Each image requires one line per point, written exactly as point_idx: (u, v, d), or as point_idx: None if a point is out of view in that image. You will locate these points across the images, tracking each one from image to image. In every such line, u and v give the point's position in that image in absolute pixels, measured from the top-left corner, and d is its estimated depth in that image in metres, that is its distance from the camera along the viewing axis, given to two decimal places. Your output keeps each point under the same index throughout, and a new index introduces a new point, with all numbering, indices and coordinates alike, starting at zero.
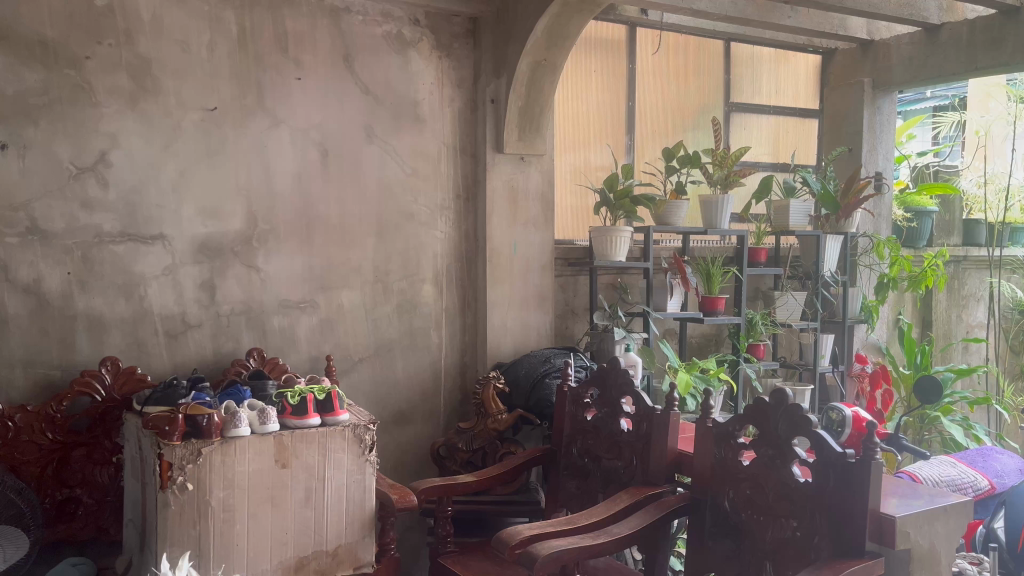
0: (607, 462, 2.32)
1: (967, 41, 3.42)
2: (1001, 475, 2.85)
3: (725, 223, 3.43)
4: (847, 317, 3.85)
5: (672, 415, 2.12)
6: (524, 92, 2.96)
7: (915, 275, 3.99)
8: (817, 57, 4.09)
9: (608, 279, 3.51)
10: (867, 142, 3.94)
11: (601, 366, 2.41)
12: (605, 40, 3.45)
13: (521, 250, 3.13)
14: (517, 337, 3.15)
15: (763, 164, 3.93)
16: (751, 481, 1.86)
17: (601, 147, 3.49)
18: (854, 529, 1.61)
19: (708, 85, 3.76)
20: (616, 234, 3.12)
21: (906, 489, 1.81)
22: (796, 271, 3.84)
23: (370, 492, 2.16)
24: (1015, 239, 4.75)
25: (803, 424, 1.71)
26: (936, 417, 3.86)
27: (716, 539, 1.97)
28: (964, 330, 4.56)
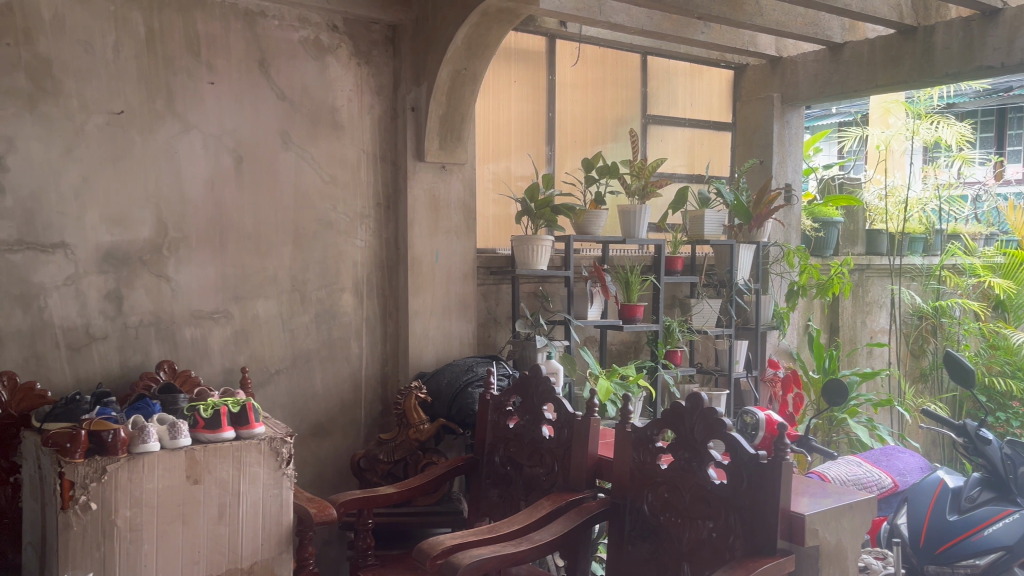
0: (528, 469, 2.33)
1: (868, 59, 3.58)
2: (902, 473, 2.96)
3: (643, 232, 3.50)
4: (760, 324, 3.99)
5: (593, 420, 2.15)
6: (444, 101, 2.96)
7: (823, 282, 4.22)
8: (729, 71, 4.23)
9: (530, 287, 3.53)
10: (777, 155, 4.09)
11: (523, 374, 2.42)
12: (525, 51, 3.49)
13: (443, 259, 3.12)
14: (439, 346, 3.13)
15: (679, 175, 4.03)
16: (669, 484, 1.90)
17: (522, 156, 3.51)
18: (766, 528, 1.66)
19: (625, 97, 3.84)
20: (538, 242, 3.14)
21: (816, 489, 1.87)
22: (712, 280, 3.95)
23: (288, 507, 2.09)
24: (914, 248, 5.03)
25: (718, 427, 1.76)
26: (843, 419, 4.03)
27: (635, 543, 1.99)
28: (869, 335, 4.77)
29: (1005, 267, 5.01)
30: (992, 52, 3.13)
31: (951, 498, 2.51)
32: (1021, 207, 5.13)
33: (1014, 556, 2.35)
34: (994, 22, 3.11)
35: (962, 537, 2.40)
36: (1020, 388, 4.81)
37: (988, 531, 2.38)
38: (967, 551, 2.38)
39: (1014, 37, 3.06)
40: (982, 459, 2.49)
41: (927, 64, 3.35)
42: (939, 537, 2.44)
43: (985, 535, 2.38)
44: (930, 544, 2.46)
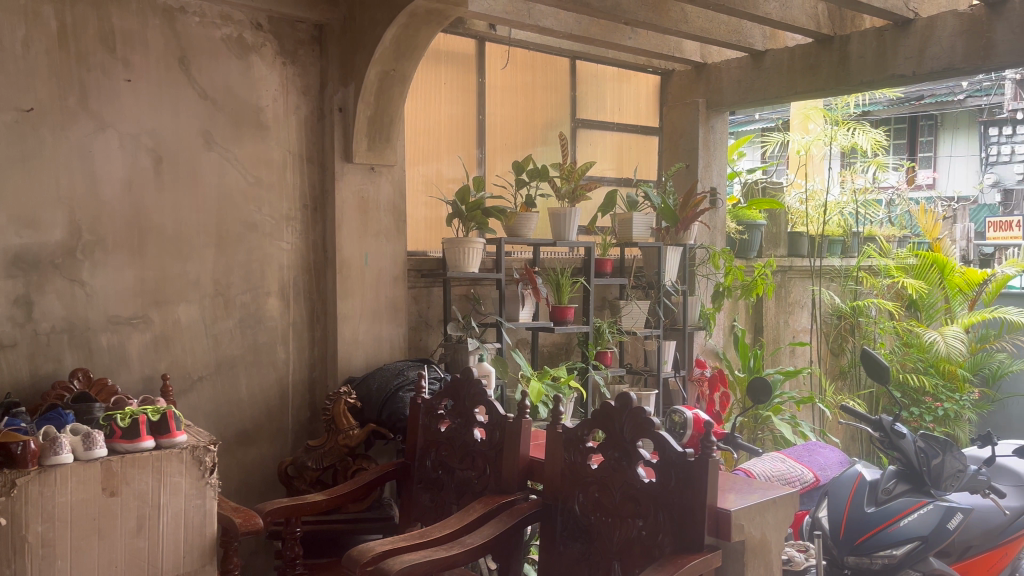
0: (460, 472, 2.31)
1: (787, 67, 3.69)
2: (824, 468, 3.07)
3: (573, 235, 3.52)
4: (687, 325, 4.06)
5: (524, 422, 2.14)
6: (373, 102, 2.93)
7: (747, 283, 4.33)
8: (656, 76, 4.30)
9: (461, 290, 3.52)
10: (702, 159, 4.17)
11: (454, 377, 2.40)
12: (454, 53, 3.48)
13: (372, 262, 3.08)
14: (369, 350, 3.09)
15: (607, 178, 4.09)
16: (599, 483, 1.91)
17: (453, 158, 3.49)
18: (693, 524, 1.68)
19: (555, 101, 3.86)
20: (469, 245, 3.13)
21: (743, 485, 1.91)
22: (640, 281, 3.99)
23: (211, 517, 2.01)
24: (832, 250, 5.21)
25: (647, 426, 1.78)
26: (767, 417, 4.14)
27: (567, 543, 2.00)
28: (791, 335, 4.91)
29: (917, 268, 5.24)
30: (904, 61, 3.27)
31: (869, 491, 2.59)
32: (931, 211, 5.37)
33: (927, 545, 2.48)
34: (906, 32, 3.25)
35: (880, 528, 2.50)
36: (931, 383, 5.05)
37: (903, 522, 2.49)
38: (886, 541, 2.48)
39: (924, 47, 3.20)
40: (897, 452, 2.57)
41: (844, 71, 3.47)
42: (858, 527, 2.53)
43: (901, 526, 2.49)
44: (850, 535, 2.54)
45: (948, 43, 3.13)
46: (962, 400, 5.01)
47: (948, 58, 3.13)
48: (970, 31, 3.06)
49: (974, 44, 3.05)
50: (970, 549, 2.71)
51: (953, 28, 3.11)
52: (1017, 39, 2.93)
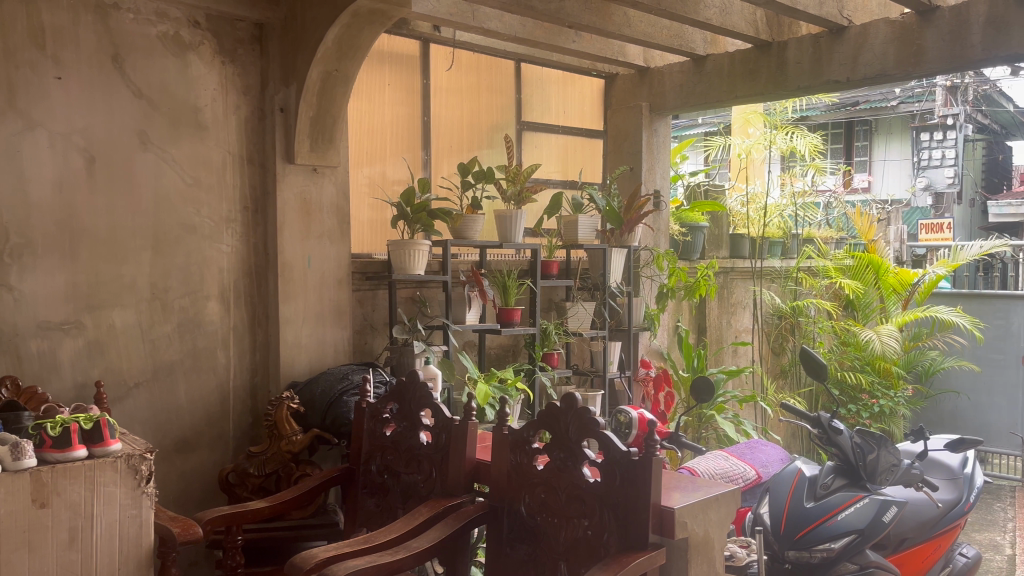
0: (406, 476, 2.29)
1: (728, 71, 3.76)
2: (765, 465, 3.13)
3: (519, 237, 3.53)
4: (632, 325, 4.10)
5: (470, 424, 2.14)
6: (315, 102, 2.90)
7: (690, 284, 4.39)
8: (600, 80, 4.34)
9: (407, 292, 3.49)
10: (646, 162, 4.22)
11: (399, 380, 2.38)
12: (399, 54, 3.45)
13: (316, 264, 3.04)
14: (312, 354, 3.04)
15: (553, 181, 4.12)
16: (545, 484, 1.91)
17: (397, 160, 3.46)
18: (638, 523, 1.70)
19: (500, 103, 3.87)
20: (414, 247, 3.11)
21: (688, 484, 1.93)
22: (586, 283, 4.02)
23: (147, 528, 1.95)
24: (772, 252, 5.32)
25: (592, 426, 1.79)
26: (711, 416, 4.21)
27: (513, 544, 2.00)
28: (733, 335, 4.99)
29: (853, 268, 5.39)
30: (838, 67, 3.36)
31: (808, 486, 2.66)
32: (866, 213, 5.54)
33: (863, 539, 2.57)
34: (840, 39, 3.35)
35: (818, 523, 2.56)
36: (867, 381, 5.20)
37: (841, 516, 2.56)
38: (824, 535, 2.55)
39: (857, 54, 3.30)
40: (835, 448, 2.63)
41: (782, 76, 3.55)
42: (798, 522, 2.59)
43: (839, 520, 2.56)
44: (790, 530, 2.60)
45: (880, 50, 3.23)
46: (896, 397, 5.18)
47: (880, 64, 3.23)
48: (901, 38, 3.16)
49: (904, 51, 3.16)
50: (905, 542, 2.78)
51: (885, 35, 3.21)
52: (946, 46, 3.04)
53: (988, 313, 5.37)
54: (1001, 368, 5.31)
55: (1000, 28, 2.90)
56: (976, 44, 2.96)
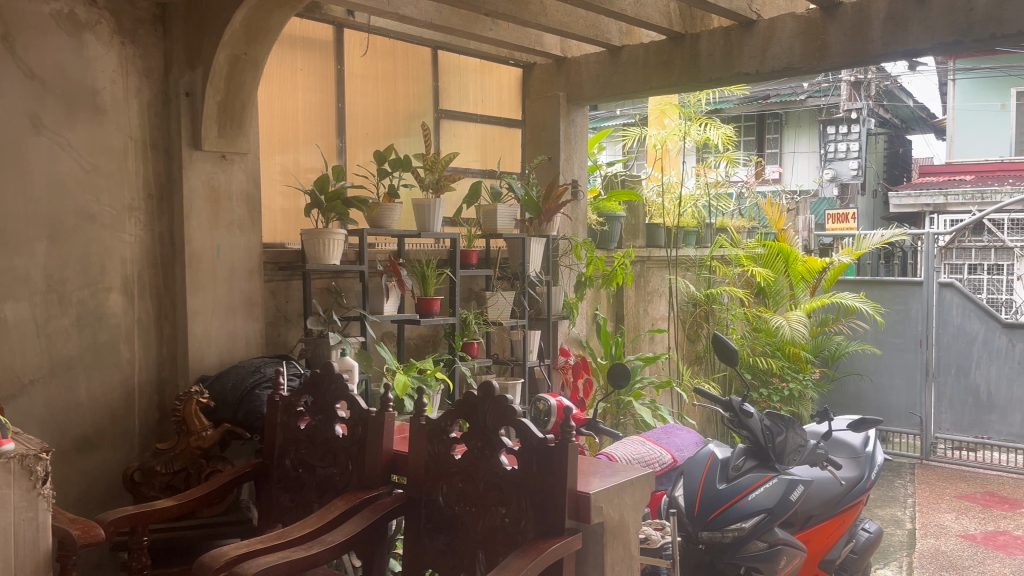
0: (322, 470, 2.25)
1: (643, 62, 3.80)
2: (681, 449, 3.18)
3: (438, 226, 3.50)
4: (551, 314, 4.12)
5: (386, 416, 2.11)
6: (222, 86, 2.80)
7: (607, 273, 4.46)
8: (518, 69, 4.34)
9: (322, 283, 3.40)
10: (563, 152, 4.24)
11: (314, 372, 2.33)
12: (311, 39, 3.37)
13: (225, 254, 2.94)
14: (222, 347, 2.95)
15: (472, 170, 4.11)
16: (462, 474, 1.90)
17: (311, 147, 3.38)
18: (554, 508, 1.71)
19: (417, 91, 3.83)
20: (329, 236, 3.05)
21: (605, 469, 1.94)
22: (506, 273, 3.99)
23: (45, 530, 1.80)
24: (687, 241, 5.44)
25: (509, 414, 1.79)
26: (629, 402, 4.29)
27: (430, 535, 1.98)
28: (650, 322, 5.08)
29: (764, 257, 5.56)
30: (748, 61, 3.45)
31: (721, 468, 2.73)
32: (776, 204, 5.73)
33: (772, 517, 2.63)
34: (749, 33, 3.43)
35: (730, 504, 2.64)
36: (778, 365, 5.39)
37: (751, 496, 2.64)
38: (735, 515, 2.62)
39: (766, 47, 3.39)
40: (746, 431, 2.73)
41: (694, 67, 3.62)
42: (711, 503, 2.66)
43: (749, 500, 2.64)
44: (704, 511, 2.67)
45: (787, 44, 3.33)
46: (805, 380, 5.39)
47: (787, 58, 3.33)
48: (807, 33, 3.27)
49: (810, 45, 3.27)
50: (812, 519, 2.89)
51: (792, 29, 3.31)
52: (848, 41, 3.16)
53: (888, 299, 5.61)
54: (901, 351, 5.56)
55: (899, 24, 3.03)
56: (875, 39, 3.09)
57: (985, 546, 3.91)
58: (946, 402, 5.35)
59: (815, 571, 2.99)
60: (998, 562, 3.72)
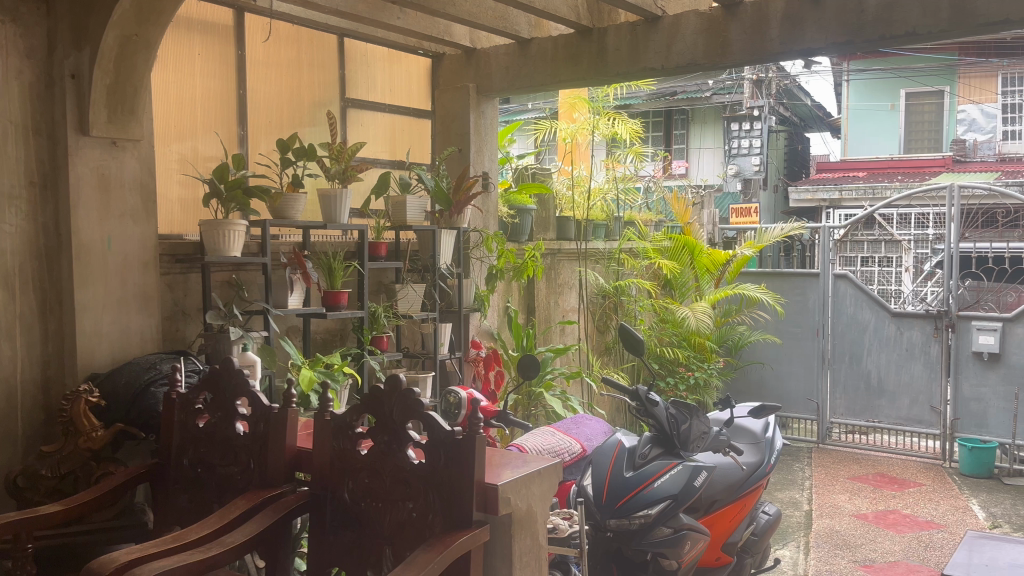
0: (221, 469, 2.17)
1: (552, 55, 3.82)
2: (590, 438, 3.21)
3: (344, 218, 3.43)
4: (463, 307, 4.08)
5: (289, 411, 2.04)
6: (112, 69, 2.68)
7: (518, 265, 4.45)
8: (427, 59, 4.30)
9: (223, 276, 3.28)
10: (474, 143, 4.20)
11: (213, 368, 2.24)
12: (209, 22, 3.24)
13: (117, 246, 2.80)
14: (115, 344, 2.80)
15: (380, 161, 4.05)
16: (368, 469, 1.86)
17: (210, 135, 3.25)
18: (462, 501, 1.69)
19: (323, 79, 3.74)
20: (230, 227, 2.94)
21: (515, 460, 1.94)
22: (416, 265, 3.96)
23: None
24: (597, 233, 5.51)
25: (416, 408, 1.76)
26: (539, 393, 4.32)
27: (335, 532, 1.93)
28: (561, 314, 5.12)
29: (671, 250, 5.71)
30: (653, 55, 3.50)
31: (628, 456, 2.78)
32: (682, 197, 5.88)
33: (677, 503, 2.69)
34: (655, 28, 3.49)
35: (636, 491, 2.68)
36: (684, 355, 5.55)
37: (657, 483, 2.69)
38: (642, 502, 2.66)
39: (671, 43, 3.45)
40: (652, 419, 2.79)
41: (601, 63, 3.65)
42: (618, 491, 2.70)
43: (655, 487, 2.69)
44: (611, 499, 2.71)
45: (690, 40, 3.41)
46: (709, 369, 5.57)
47: (691, 54, 3.40)
48: (710, 30, 3.35)
49: (713, 42, 3.35)
50: (714, 504, 2.97)
51: (695, 26, 3.39)
52: (748, 38, 3.26)
53: (787, 290, 5.85)
54: (798, 340, 5.81)
55: (795, 23, 3.14)
56: (773, 38, 3.20)
57: (876, 525, 4.11)
58: (840, 387, 5.61)
59: (719, 553, 3.08)
60: (888, 539, 3.92)
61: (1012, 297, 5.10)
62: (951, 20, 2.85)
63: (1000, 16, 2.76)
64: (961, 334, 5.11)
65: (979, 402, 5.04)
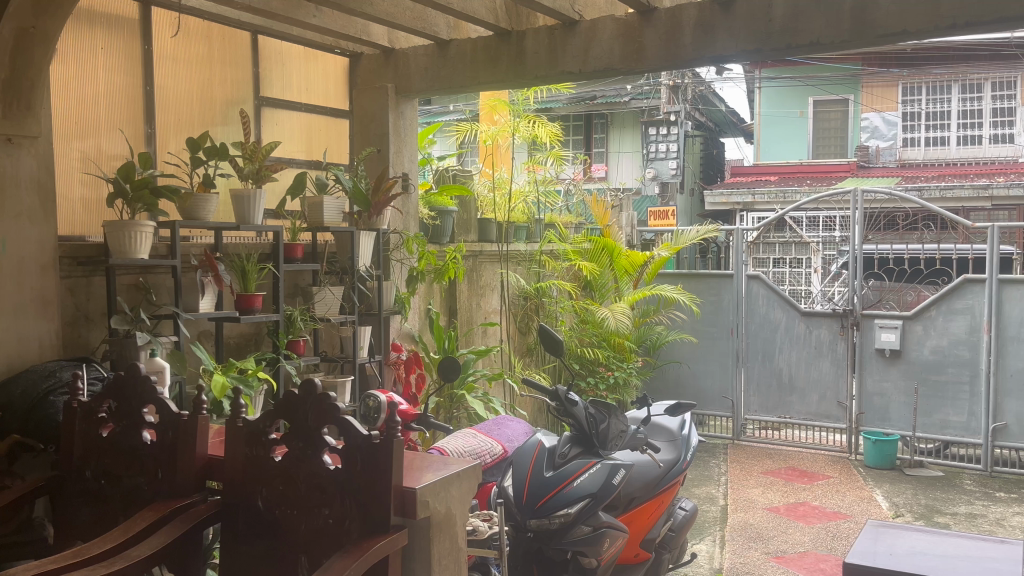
0: (127, 480, 2.08)
1: (470, 57, 3.81)
2: (512, 439, 3.22)
3: (259, 219, 3.34)
4: (383, 310, 4.03)
5: (200, 418, 1.97)
6: (7, 63, 2.56)
7: (439, 267, 4.41)
8: (344, 58, 4.23)
9: (129, 279, 3.15)
10: (393, 144, 4.16)
11: (117, 375, 2.14)
12: (114, 16, 3.12)
13: (12, 248, 2.66)
14: (11, 351, 2.66)
15: (296, 161, 3.97)
16: (283, 476, 1.82)
17: (114, 133, 3.12)
18: (380, 506, 1.67)
19: (236, 77, 3.65)
20: (136, 228, 2.83)
21: (436, 462, 1.92)
22: (334, 267, 3.89)
23: None
24: (518, 235, 5.53)
25: (333, 413, 1.72)
26: (461, 395, 4.30)
27: (249, 541, 1.88)
28: (483, 316, 5.11)
29: (591, 251, 5.74)
30: (571, 59, 3.54)
31: (548, 456, 2.80)
32: (602, 200, 5.97)
33: (596, 501, 2.72)
34: (572, 33, 3.53)
35: (556, 491, 2.71)
36: (604, 355, 5.64)
37: (576, 482, 2.72)
38: (561, 502, 2.69)
39: (588, 47, 3.50)
40: (572, 419, 2.82)
41: (520, 65, 3.68)
42: (539, 491, 2.71)
43: (575, 486, 2.72)
44: (532, 500, 2.72)
45: (607, 45, 3.46)
46: (629, 368, 5.67)
47: (608, 59, 3.45)
48: (625, 35, 3.41)
49: (628, 47, 3.41)
50: (633, 501, 3.02)
51: (611, 31, 3.44)
52: (663, 45, 3.32)
53: (703, 290, 5.99)
54: (714, 340, 5.95)
55: (707, 31, 3.23)
56: (687, 44, 3.27)
57: (787, 517, 4.26)
58: (754, 385, 5.79)
59: (637, 550, 3.13)
60: (799, 530, 4.06)
61: (912, 296, 5.41)
62: (852, 31, 2.97)
63: (899, 28, 2.89)
64: (865, 332, 5.37)
65: (881, 397, 5.31)
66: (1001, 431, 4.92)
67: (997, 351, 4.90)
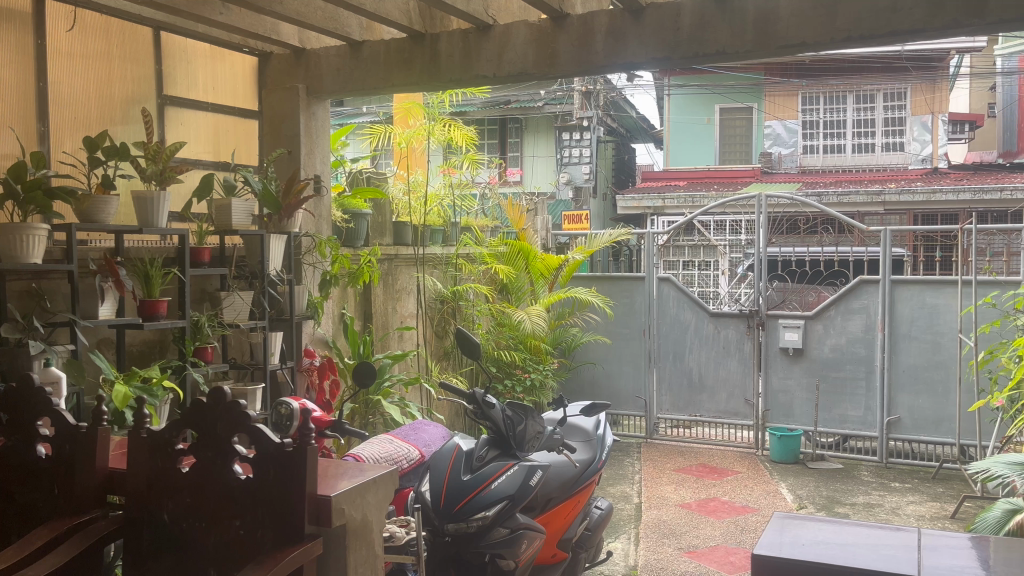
0: (22, 497, 1.97)
1: (383, 58, 3.77)
2: (429, 444, 3.21)
3: (163, 222, 3.22)
4: (295, 315, 3.94)
5: (100, 430, 1.88)
6: None
7: (353, 270, 4.37)
8: (252, 57, 4.12)
9: (20, 285, 2.98)
10: (304, 145, 4.08)
11: (9, 386, 2.02)
12: (3, 7, 2.95)
13: None
14: None
15: (203, 163, 3.85)
16: (191, 488, 1.75)
17: (4, 131, 2.95)
18: (293, 515, 1.63)
19: (137, 74, 3.51)
20: (28, 231, 2.69)
21: (351, 470, 1.87)
22: (243, 271, 3.75)
23: None
24: (434, 239, 5.50)
25: (243, 420, 1.66)
26: (377, 401, 4.24)
27: (155, 557, 1.80)
28: (399, 320, 5.06)
29: (506, 254, 5.79)
30: (485, 63, 3.55)
31: (465, 460, 2.81)
32: (517, 204, 6.01)
33: (514, 503, 2.73)
34: (486, 37, 3.54)
35: (474, 494, 2.70)
36: (520, 357, 5.67)
37: (494, 485, 2.73)
38: (479, 504, 2.68)
39: (502, 52, 3.52)
40: (488, 422, 2.81)
41: (434, 68, 3.67)
42: (457, 495, 2.70)
43: (493, 488, 2.72)
44: (450, 504, 2.70)
45: (521, 50, 3.48)
46: (545, 369, 5.71)
47: (521, 64, 3.48)
48: (538, 40, 3.45)
49: (541, 52, 3.44)
50: (551, 501, 3.04)
51: (525, 36, 3.47)
52: (575, 51, 3.37)
53: (616, 292, 6.09)
54: (627, 340, 6.06)
55: (618, 38, 3.29)
56: (598, 51, 3.33)
57: (698, 512, 4.37)
58: (665, 385, 5.93)
59: (554, 550, 3.15)
60: (709, 525, 4.18)
61: (812, 297, 5.68)
62: (755, 41, 3.09)
63: (798, 40, 3.02)
64: (769, 332, 5.57)
65: (785, 394, 5.53)
66: (894, 425, 5.20)
67: (890, 348, 5.18)
